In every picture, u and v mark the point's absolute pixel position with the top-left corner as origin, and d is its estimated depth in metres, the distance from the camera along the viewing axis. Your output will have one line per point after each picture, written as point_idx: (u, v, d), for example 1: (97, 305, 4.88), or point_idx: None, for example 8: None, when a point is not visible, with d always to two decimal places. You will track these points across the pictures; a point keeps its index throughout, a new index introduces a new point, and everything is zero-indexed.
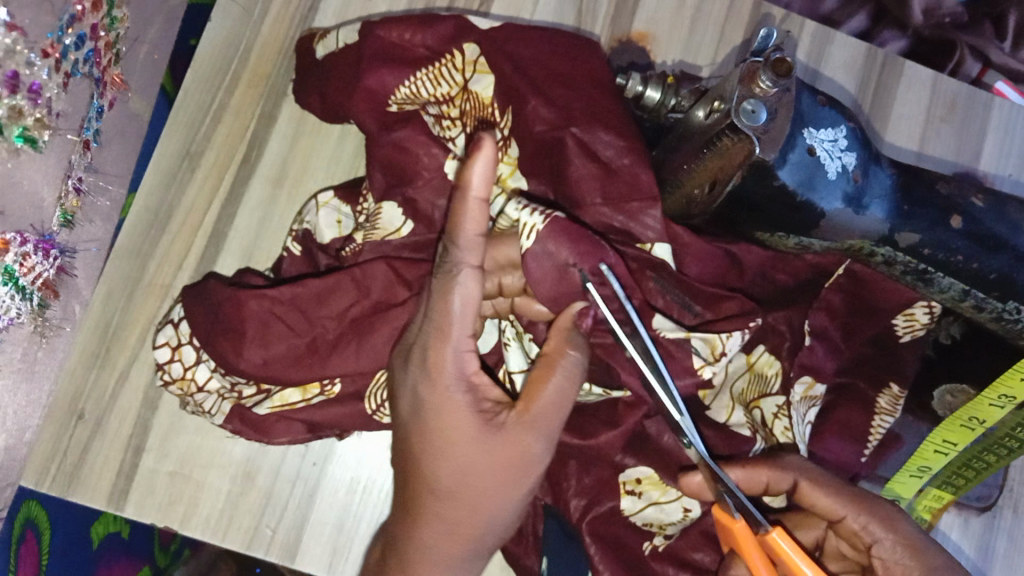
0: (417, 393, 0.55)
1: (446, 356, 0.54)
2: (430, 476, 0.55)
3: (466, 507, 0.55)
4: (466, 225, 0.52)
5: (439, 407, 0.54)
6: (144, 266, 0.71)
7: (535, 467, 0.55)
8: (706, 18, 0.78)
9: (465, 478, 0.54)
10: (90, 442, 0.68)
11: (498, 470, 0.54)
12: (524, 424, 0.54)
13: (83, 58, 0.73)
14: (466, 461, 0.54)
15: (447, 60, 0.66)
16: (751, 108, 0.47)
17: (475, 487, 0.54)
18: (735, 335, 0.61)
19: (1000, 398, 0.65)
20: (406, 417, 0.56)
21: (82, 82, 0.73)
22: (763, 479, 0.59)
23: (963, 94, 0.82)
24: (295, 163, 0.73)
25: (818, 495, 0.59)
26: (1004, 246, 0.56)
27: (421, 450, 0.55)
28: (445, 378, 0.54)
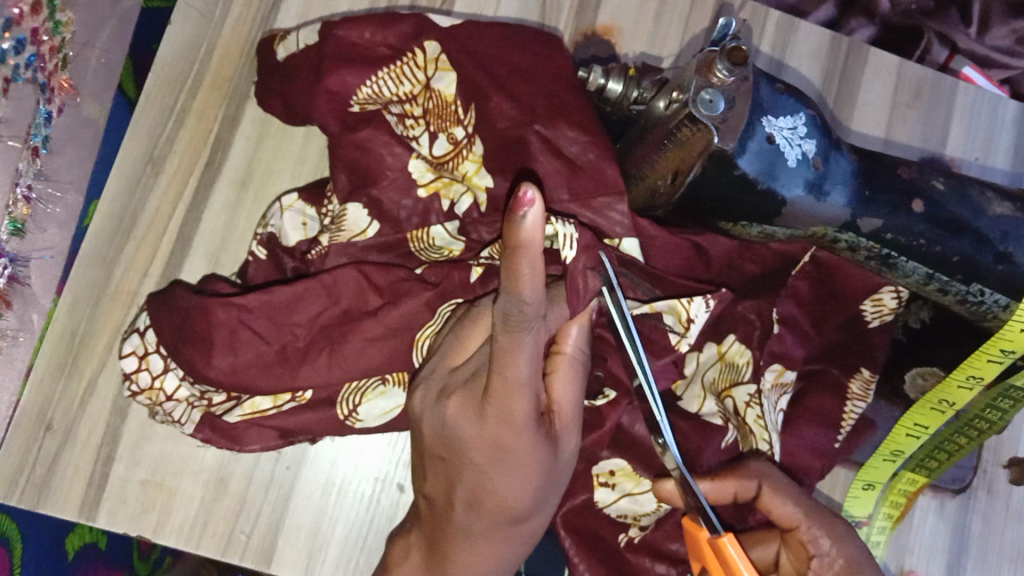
0: (495, 438, 0.50)
1: (525, 403, 0.48)
2: (504, 505, 0.52)
3: (533, 515, 0.54)
4: (529, 284, 0.43)
5: (519, 447, 0.50)
6: (110, 272, 0.70)
7: (572, 462, 0.55)
8: (671, 10, 0.79)
9: (535, 496, 0.53)
10: (59, 453, 0.67)
11: (556, 480, 0.53)
12: (566, 429, 0.53)
13: (25, 63, 0.80)
14: (542, 482, 0.52)
15: (409, 58, 0.65)
16: (709, 98, 0.47)
17: (540, 501, 0.53)
18: (697, 300, 0.61)
19: (968, 379, 0.66)
20: (479, 460, 0.51)
21: (25, 87, 0.80)
22: (731, 490, 0.61)
23: (928, 80, 0.83)
24: (260, 165, 0.72)
25: (776, 501, 0.60)
26: (966, 228, 0.56)
27: (497, 485, 0.51)
28: (525, 424, 0.49)
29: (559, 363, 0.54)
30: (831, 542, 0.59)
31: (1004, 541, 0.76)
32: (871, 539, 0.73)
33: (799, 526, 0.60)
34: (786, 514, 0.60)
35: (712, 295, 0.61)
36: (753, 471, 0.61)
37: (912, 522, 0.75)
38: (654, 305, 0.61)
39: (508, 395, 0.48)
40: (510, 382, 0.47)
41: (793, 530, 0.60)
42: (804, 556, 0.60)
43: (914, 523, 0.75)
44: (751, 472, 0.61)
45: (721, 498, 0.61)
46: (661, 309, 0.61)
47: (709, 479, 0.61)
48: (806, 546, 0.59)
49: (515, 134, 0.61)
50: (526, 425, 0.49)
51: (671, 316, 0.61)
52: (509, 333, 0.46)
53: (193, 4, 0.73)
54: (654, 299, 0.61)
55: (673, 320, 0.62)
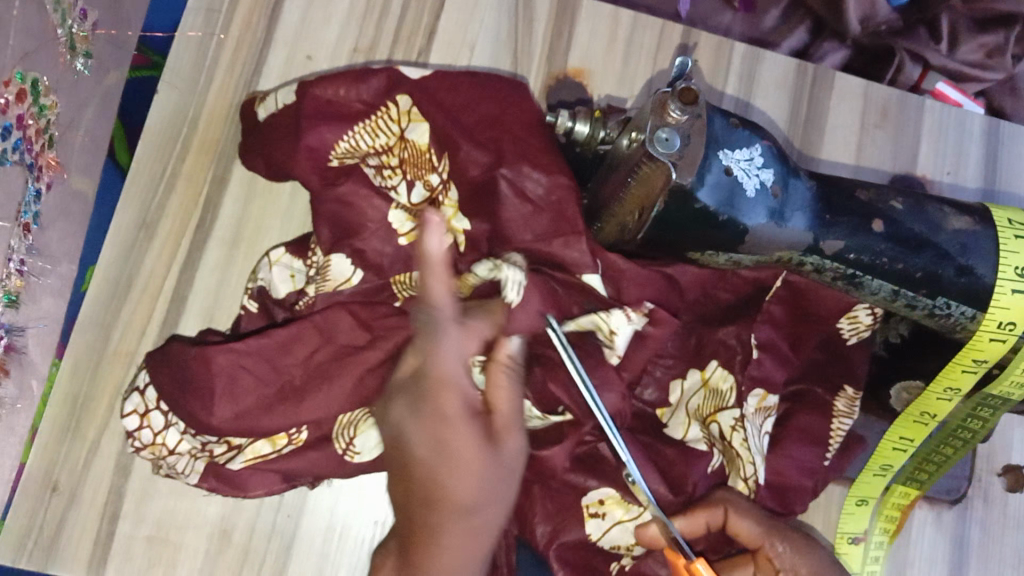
0: (435, 434, 0.49)
1: (455, 396, 0.50)
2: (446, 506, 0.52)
3: (494, 522, 0.49)
4: (434, 284, 0.52)
5: (458, 438, 0.49)
6: (109, 334, 0.72)
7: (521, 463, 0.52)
8: (637, 51, 0.82)
9: (475, 494, 0.53)
10: (66, 514, 0.68)
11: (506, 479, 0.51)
12: (514, 429, 0.51)
13: (12, 147, 0.69)
14: (490, 475, 0.49)
15: (383, 112, 0.69)
16: (665, 136, 0.49)
17: (490, 506, 0.49)
18: (616, 313, 0.62)
19: (945, 391, 0.68)
20: (422, 455, 0.49)
21: (13, 169, 0.70)
22: (702, 522, 0.63)
23: (894, 101, 0.86)
24: (248, 224, 0.75)
25: (743, 522, 0.62)
26: (926, 244, 0.58)
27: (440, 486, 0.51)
28: (459, 415, 0.50)
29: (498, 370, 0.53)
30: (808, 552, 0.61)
31: (1004, 548, 0.77)
32: (868, 555, 0.73)
33: (763, 544, 0.62)
34: (749, 532, 0.62)
35: (632, 307, 0.62)
36: (718, 498, 0.63)
37: (910, 535, 0.76)
38: (579, 322, 0.63)
39: (439, 387, 0.50)
40: (440, 375, 0.50)
41: (759, 548, 0.62)
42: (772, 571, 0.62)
43: (911, 535, 0.76)
44: (716, 500, 0.63)
45: (695, 531, 0.62)
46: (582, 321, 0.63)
47: (681, 514, 0.63)
48: (772, 560, 0.62)
49: (486, 179, 0.63)
50: (461, 416, 0.50)
51: (596, 331, 0.63)
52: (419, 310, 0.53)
53: (178, 72, 0.76)
54: (579, 316, 0.63)
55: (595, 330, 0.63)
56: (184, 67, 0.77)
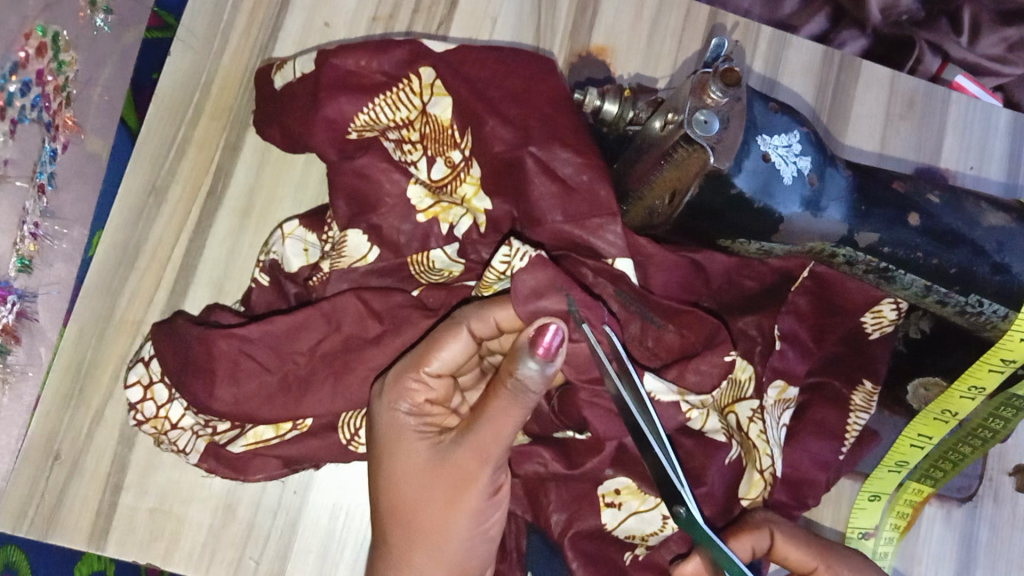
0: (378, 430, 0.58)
1: (396, 392, 0.57)
2: (382, 501, 0.58)
3: (413, 528, 0.56)
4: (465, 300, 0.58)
5: (388, 434, 0.57)
6: (115, 302, 0.70)
7: (472, 476, 0.55)
8: (663, 30, 0.80)
9: (400, 492, 0.56)
10: (67, 483, 0.67)
11: (433, 492, 0.56)
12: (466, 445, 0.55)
13: (31, 104, 0.84)
14: (406, 483, 0.56)
15: (404, 85, 0.66)
16: (704, 119, 0.47)
17: (409, 495, 0.56)
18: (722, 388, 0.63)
19: (970, 389, 0.67)
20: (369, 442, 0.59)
21: (32, 128, 0.83)
22: (749, 546, 0.60)
23: (921, 92, 0.84)
24: (261, 193, 0.73)
25: (790, 547, 0.61)
26: (962, 241, 0.57)
27: (380, 479, 0.57)
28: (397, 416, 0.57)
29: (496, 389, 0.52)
30: None
31: (1012, 549, 0.76)
32: (878, 550, 0.73)
33: (818, 566, 0.62)
34: (799, 557, 0.61)
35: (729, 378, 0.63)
36: (761, 522, 0.62)
37: (920, 530, 0.75)
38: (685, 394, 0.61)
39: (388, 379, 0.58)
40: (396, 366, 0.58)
41: (812, 573, 0.62)
42: None
43: (921, 532, 0.75)
44: (759, 523, 0.62)
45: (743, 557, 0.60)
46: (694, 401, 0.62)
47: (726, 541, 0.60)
48: None
49: (512, 156, 0.61)
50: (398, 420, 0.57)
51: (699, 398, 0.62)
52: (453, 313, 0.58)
53: (192, 34, 0.74)
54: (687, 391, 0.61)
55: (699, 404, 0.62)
56: (198, 26, 0.74)
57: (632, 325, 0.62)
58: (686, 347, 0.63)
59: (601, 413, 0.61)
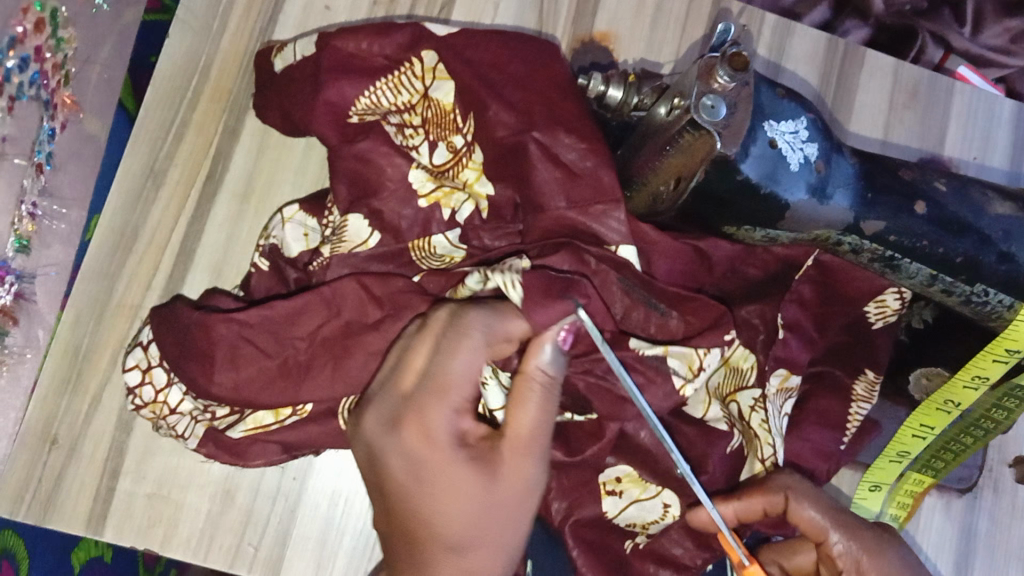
0: (414, 460, 0.51)
1: (441, 416, 0.51)
2: (441, 540, 0.51)
3: (485, 550, 0.52)
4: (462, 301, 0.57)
5: (436, 460, 0.51)
6: (113, 286, 0.70)
7: (529, 490, 0.53)
8: (667, 15, 0.79)
9: (468, 521, 0.51)
10: (65, 468, 0.66)
11: (505, 507, 0.52)
12: (520, 452, 0.52)
13: (28, 81, 0.82)
14: (474, 509, 0.51)
15: (406, 68, 0.65)
16: (711, 104, 0.47)
17: (479, 523, 0.51)
18: (713, 351, 0.62)
19: (973, 379, 0.66)
20: (399, 472, 0.52)
21: (30, 105, 0.82)
22: (759, 508, 0.61)
23: (925, 81, 0.83)
24: (260, 177, 0.72)
25: (806, 515, 0.60)
26: (968, 229, 0.56)
27: (441, 512, 0.51)
28: (442, 438, 0.51)
29: (528, 387, 0.53)
30: (843, 536, 0.61)
31: (1012, 539, 0.76)
32: None
33: (828, 536, 0.61)
34: (811, 522, 0.61)
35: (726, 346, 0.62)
36: (779, 484, 0.61)
37: (920, 520, 0.75)
38: (668, 349, 0.61)
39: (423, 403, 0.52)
40: (429, 381, 0.52)
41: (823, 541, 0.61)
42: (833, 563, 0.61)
43: (921, 522, 0.75)
44: (777, 486, 0.61)
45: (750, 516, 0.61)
46: (675, 351, 0.61)
47: (738, 497, 0.62)
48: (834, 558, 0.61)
49: (514, 141, 0.61)
50: (445, 441, 0.51)
51: (683, 361, 0.61)
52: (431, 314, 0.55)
53: (191, 16, 0.73)
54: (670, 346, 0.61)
55: (682, 364, 0.61)
56: (198, 9, 0.74)
57: (635, 313, 0.62)
58: (689, 332, 0.62)
59: (604, 399, 0.60)
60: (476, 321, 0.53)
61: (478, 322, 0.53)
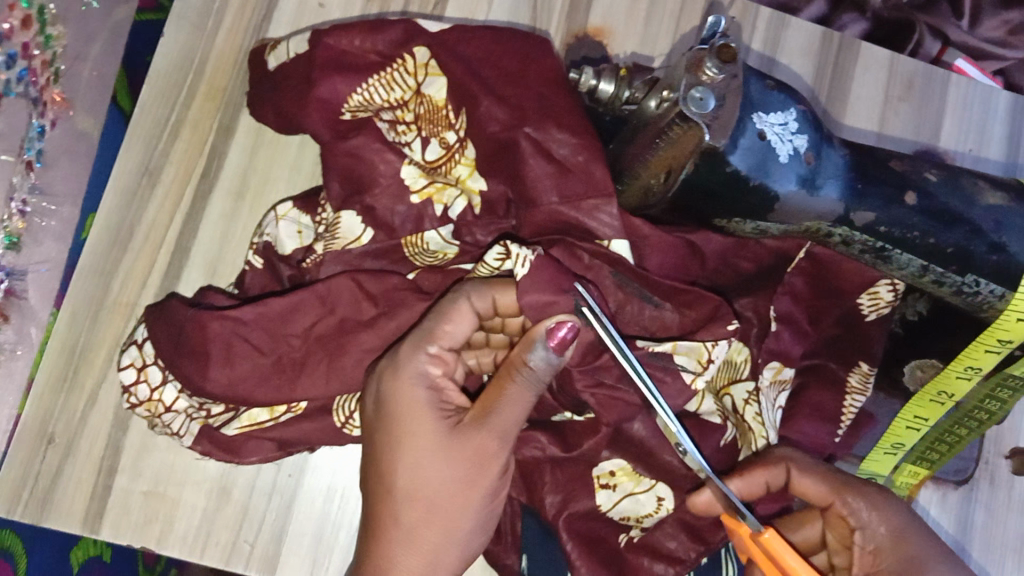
0: (383, 402, 0.56)
1: (413, 366, 0.55)
2: (391, 482, 0.55)
3: (425, 507, 0.55)
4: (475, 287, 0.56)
5: (400, 408, 0.55)
6: (108, 285, 0.70)
7: (489, 454, 0.55)
8: (660, 10, 0.79)
9: (418, 468, 0.55)
10: (61, 466, 0.67)
11: (453, 467, 0.55)
12: (481, 421, 0.55)
13: (17, 78, 0.81)
14: (422, 461, 0.54)
15: (399, 65, 0.65)
16: (700, 96, 0.47)
17: (428, 474, 0.54)
18: (721, 344, 0.61)
19: (966, 369, 0.66)
20: (370, 415, 0.57)
21: (17, 101, 0.81)
22: (762, 482, 0.61)
23: (920, 73, 0.83)
24: (255, 175, 0.72)
25: (807, 481, 0.61)
26: (958, 219, 0.56)
27: (397, 456, 0.55)
28: (415, 387, 0.55)
29: (510, 375, 0.54)
30: (869, 511, 0.60)
31: (1008, 531, 0.76)
32: None
33: (834, 501, 0.60)
34: (815, 490, 0.61)
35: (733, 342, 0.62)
36: (778, 457, 0.62)
37: (917, 513, 0.75)
38: (676, 345, 0.61)
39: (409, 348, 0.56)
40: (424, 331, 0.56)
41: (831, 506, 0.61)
42: (848, 530, 0.61)
43: (919, 515, 0.75)
44: (776, 459, 0.62)
45: (754, 491, 0.61)
46: (685, 346, 0.61)
47: (737, 475, 0.62)
48: (847, 519, 0.60)
49: (508, 137, 0.60)
50: (416, 393, 0.55)
51: (692, 355, 0.61)
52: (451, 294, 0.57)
53: (185, 15, 0.74)
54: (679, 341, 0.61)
55: (691, 359, 0.61)
56: (192, 8, 0.74)
57: (629, 306, 0.62)
58: (686, 325, 0.62)
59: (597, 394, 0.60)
60: (467, 293, 0.55)
61: (468, 292, 0.55)
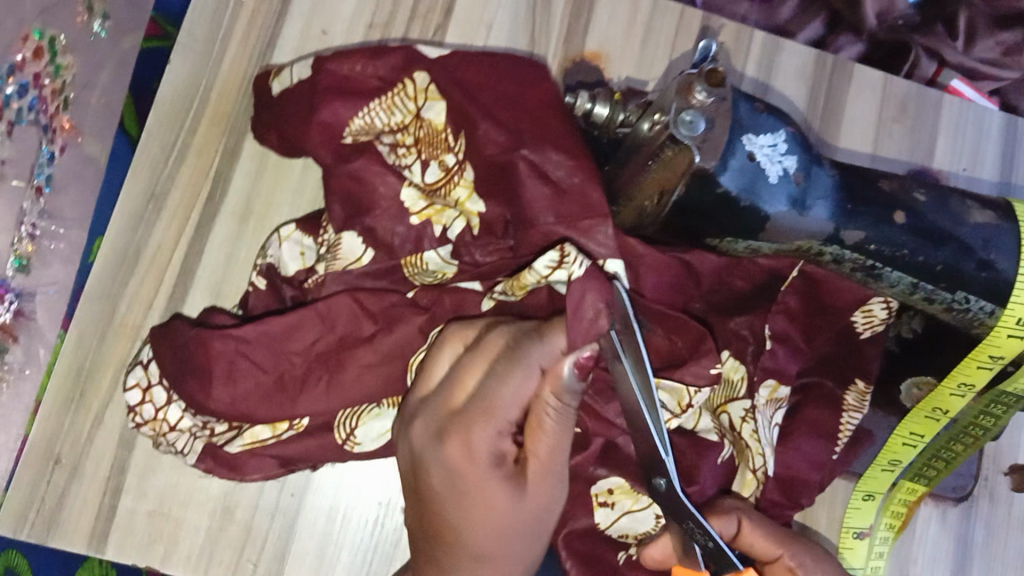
0: (452, 471, 0.53)
1: (487, 439, 0.53)
2: (466, 546, 0.55)
3: (498, 561, 0.55)
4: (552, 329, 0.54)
5: (474, 480, 0.53)
6: (114, 307, 0.71)
7: (553, 508, 0.56)
8: (656, 36, 0.81)
9: (500, 539, 0.54)
10: (68, 486, 0.68)
11: (522, 525, 0.55)
12: (540, 475, 0.54)
13: (27, 106, 0.84)
14: (497, 524, 0.54)
15: (399, 89, 0.67)
16: (690, 119, 0.48)
17: (508, 542, 0.55)
18: (702, 390, 0.64)
19: (959, 386, 0.67)
20: (437, 485, 0.54)
21: (28, 129, 0.84)
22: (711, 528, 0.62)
23: (913, 94, 0.85)
24: (259, 198, 0.74)
25: (756, 534, 0.62)
26: (948, 238, 0.57)
27: (474, 526, 0.54)
28: (483, 459, 0.53)
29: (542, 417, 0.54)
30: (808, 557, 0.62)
31: (1007, 548, 0.76)
32: (873, 549, 0.73)
33: (781, 554, 0.62)
34: (762, 543, 0.62)
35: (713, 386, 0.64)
36: (732, 509, 0.63)
37: (914, 532, 0.76)
38: (660, 381, 0.63)
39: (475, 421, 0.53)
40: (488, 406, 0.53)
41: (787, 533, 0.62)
42: None
43: (916, 534, 0.76)
44: (729, 509, 0.63)
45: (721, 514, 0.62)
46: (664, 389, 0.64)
47: None
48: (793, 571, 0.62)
49: (505, 160, 0.62)
50: (484, 463, 0.53)
51: (674, 396, 0.64)
52: (490, 337, 0.56)
53: (191, 43, 0.75)
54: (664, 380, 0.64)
55: (672, 398, 0.64)
56: (197, 35, 0.76)
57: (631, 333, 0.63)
58: (673, 351, 0.64)
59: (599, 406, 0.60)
60: (534, 359, 0.53)
61: (535, 359, 0.53)
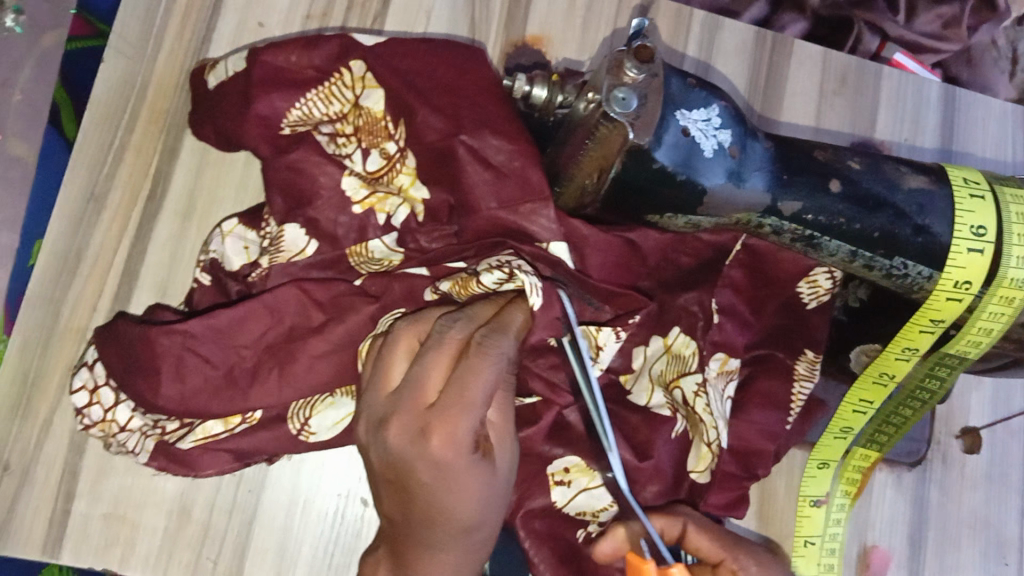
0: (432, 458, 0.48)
1: (469, 423, 0.48)
2: (454, 524, 0.50)
3: (480, 532, 0.52)
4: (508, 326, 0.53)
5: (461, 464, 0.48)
6: (58, 311, 0.70)
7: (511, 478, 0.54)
8: (597, 16, 0.81)
9: (485, 509, 0.51)
10: (18, 494, 0.66)
11: (500, 493, 0.52)
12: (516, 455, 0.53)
13: None
14: (484, 494, 0.50)
15: (336, 78, 0.67)
16: (622, 96, 0.48)
17: (489, 513, 0.51)
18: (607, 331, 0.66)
19: (904, 351, 0.68)
20: (422, 476, 0.49)
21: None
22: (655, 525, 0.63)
23: (853, 68, 0.86)
24: (201, 195, 0.73)
25: (702, 537, 0.62)
26: (883, 204, 0.58)
27: (462, 503, 0.50)
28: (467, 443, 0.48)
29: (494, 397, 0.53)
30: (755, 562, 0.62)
31: (962, 508, 0.78)
32: (830, 517, 0.74)
33: (725, 558, 0.62)
34: (708, 548, 0.62)
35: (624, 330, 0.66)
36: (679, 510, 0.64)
37: (871, 495, 0.77)
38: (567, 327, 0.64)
39: (453, 409, 0.48)
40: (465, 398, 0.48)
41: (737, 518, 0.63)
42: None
43: (872, 499, 0.77)
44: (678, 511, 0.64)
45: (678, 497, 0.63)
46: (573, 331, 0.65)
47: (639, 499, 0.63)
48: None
49: (444, 146, 0.61)
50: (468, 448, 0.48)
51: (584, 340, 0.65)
52: (448, 332, 0.52)
53: (124, 40, 0.74)
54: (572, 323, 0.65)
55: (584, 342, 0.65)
56: (130, 34, 0.74)
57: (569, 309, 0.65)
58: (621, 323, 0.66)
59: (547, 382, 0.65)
60: (501, 352, 0.50)
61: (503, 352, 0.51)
